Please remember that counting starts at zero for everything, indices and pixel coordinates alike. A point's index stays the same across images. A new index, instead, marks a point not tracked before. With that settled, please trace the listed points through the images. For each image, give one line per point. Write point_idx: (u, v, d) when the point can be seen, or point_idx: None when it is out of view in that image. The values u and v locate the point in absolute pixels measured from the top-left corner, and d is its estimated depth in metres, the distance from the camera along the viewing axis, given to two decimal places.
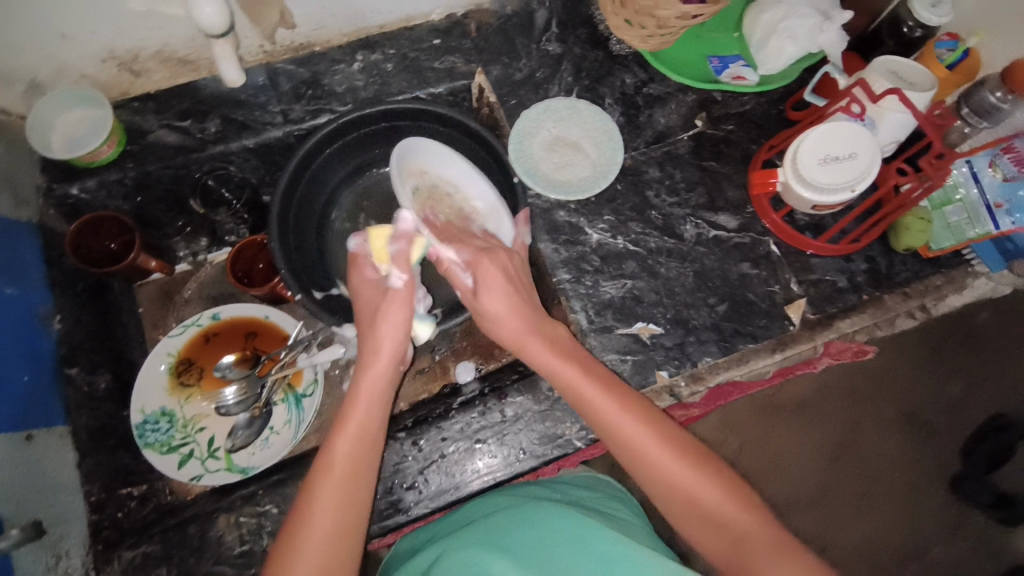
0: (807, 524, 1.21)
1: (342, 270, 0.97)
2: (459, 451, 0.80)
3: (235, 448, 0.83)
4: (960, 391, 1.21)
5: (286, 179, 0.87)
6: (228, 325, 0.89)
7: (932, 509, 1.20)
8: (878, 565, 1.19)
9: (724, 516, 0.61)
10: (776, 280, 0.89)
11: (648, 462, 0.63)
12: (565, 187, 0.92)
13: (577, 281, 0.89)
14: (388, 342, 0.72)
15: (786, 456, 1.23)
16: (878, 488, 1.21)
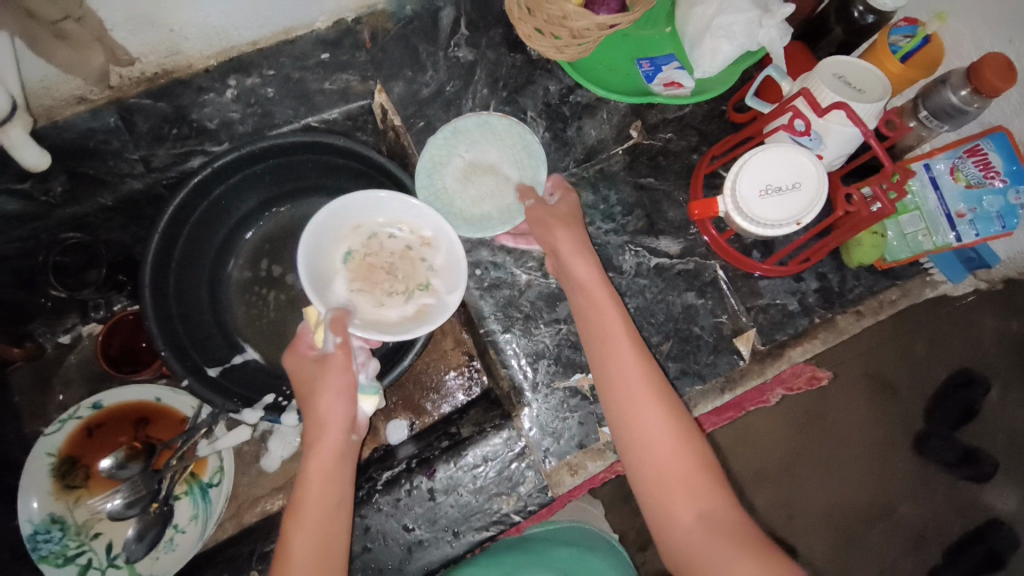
0: (767, 497, 1.09)
1: (246, 331, 0.86)
2: (385, 533, 0.72)
3: (138, 556, 0.75)
4: (926, 349, 1.03)
5: (154, 244, 0.72)
6: (113, 414, 0.79)
7: (903, 466, 1.05)
8: (849, 534, 1.07)
9: (703, 495, 0.59)
10: (723, 309, 0.81)
11: (641, 425, 0.62)
12: (483, 223, 0.79)
13: (507, 331, 0.77)
14: (331, 425, 0.63)
15: (757, 435, 1.09)
16: (848, 453, 1.07)
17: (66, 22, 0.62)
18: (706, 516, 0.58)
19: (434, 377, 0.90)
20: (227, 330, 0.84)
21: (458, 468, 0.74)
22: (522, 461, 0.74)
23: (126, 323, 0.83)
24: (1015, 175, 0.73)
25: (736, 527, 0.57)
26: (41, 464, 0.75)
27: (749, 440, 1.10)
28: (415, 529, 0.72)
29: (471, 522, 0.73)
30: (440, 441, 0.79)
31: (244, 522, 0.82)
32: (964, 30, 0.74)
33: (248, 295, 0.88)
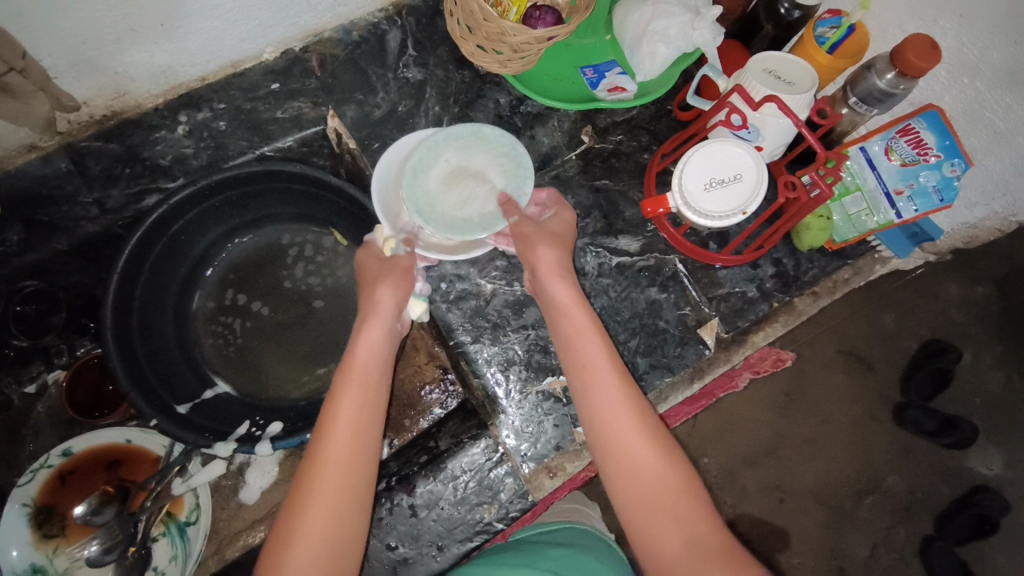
0: (757, 479, 1.10)
1: (216, 364, 0.85)
2: (372, 556, 0.72)
3: None
4: (894, 322, 1.09)
5: (113, 285, 0.72)
6: (85, 460, 0.78)
7: (883, 439, 1.09)
8: (840, 509, 1.09)
9: (689, 517, 0.55)
10: (687, 301, 0.83)
11: (619, 443, 0.58)
12: (464, 227, 0.74)
13: (478, 341, 0.78)
14: (383, 312, 0.65)
15: (743, 418, 1.11)
16: (831, 431, 1.10)
17: (10, 74, 0.61)
18: (689, 537, 0.54)
19: (411, 392, 0.91)
20: (196, 366, 0.83)
21: (438, 482, 0.74)
22: (500, 468, 0.75)
23: (91, 366, 0.84)
24: (949, 149, 0.75)
25: (720, 547, 0.53)
26: (17, 515, 0.74)
27: (734, 431, 1.11)
28: (399, 547, 0.72)
29: (454, 535, 0.73)
30: (420, 456, 0.80)
31: (228, 558, 0.80)
32: (888, 16, 0.78)
33: (214, 325, 0.87)
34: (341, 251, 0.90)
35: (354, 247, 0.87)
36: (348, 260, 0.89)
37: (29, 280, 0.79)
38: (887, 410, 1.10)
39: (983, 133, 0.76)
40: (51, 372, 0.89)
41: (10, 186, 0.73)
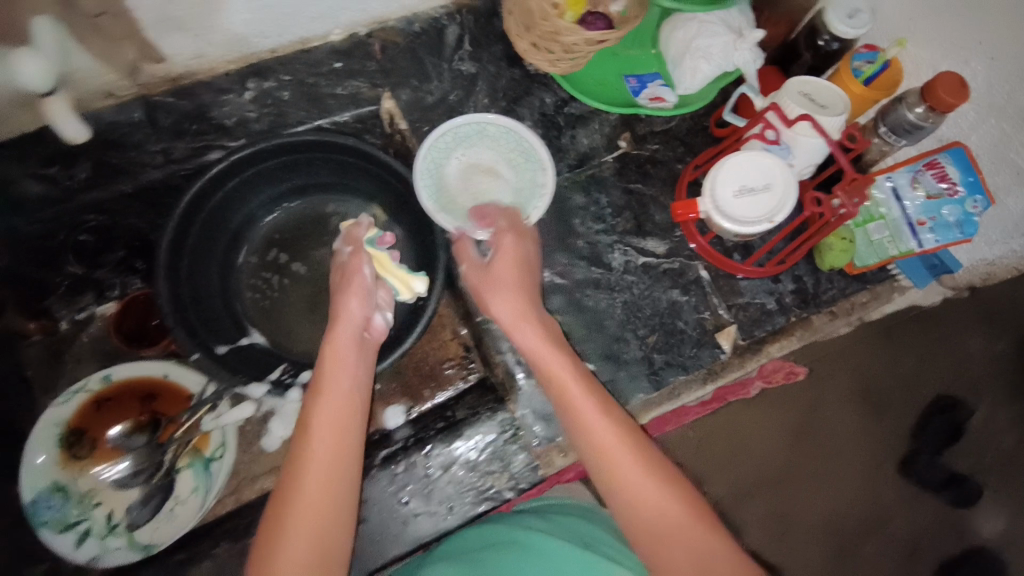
0: (758, 511, 1.06)
1: (254, 317, 0.89)
2: (381, 512, 0.73)
3: (138, 524, 0.77)
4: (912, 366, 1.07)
5: (172, 227, 0.76)
6: (122, 388, 0.81)
7: (890, 485, 1.05)
8: (839, 549, 1.04)
9: (700, 545, 0.54)
10: (706, 305, 0.83)
11: (618, 476, 0.58)
12: (485, 219, 0.81)
13: (501, 320, 0.81)
14: (343, 324, 0.68)
15: (749, 443, 1.07)
16: (837, 468, 1.06)
17: (102, 17, 0.68)
18: (701, 559, 0.53)
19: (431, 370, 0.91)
20: (229, 317, 0.87)
21: (454, 445, 0.76)
22: (512, 440, 0.77)
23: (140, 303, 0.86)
24: (972, 185, 0.78)
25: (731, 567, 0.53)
26: (50, 433, 0.77)
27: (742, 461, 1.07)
28: (409, 503, 0.74)
29: (464, 498, 0.75)
30: (436, 422, 0.82)
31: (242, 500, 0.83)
32: (922, 55, 0.82)
33: (256, 277, 0.92)
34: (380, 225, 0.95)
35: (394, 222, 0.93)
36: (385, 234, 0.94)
37: (91, 216, 0.82)
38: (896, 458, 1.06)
39: (1008, 173, 0.79)
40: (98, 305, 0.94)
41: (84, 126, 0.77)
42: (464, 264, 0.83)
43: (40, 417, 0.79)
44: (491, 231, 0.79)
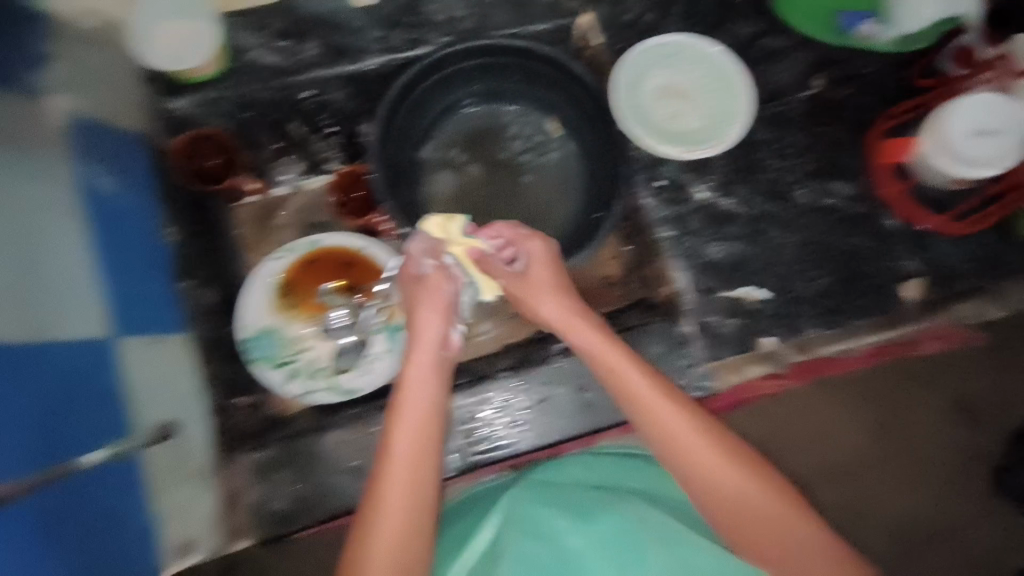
0: (847, 497, 0.86)
1: (437, 208, 0.94)
2: (560, 396, 0.82)
3: (339, 371, 0.83)
4: None
5: (385, 108, 0.83)
6: (326, 251, 0.87)
7: (965, 505, 0.85)
8: (894, 565, 0.84)
9: (792, 542, 0.57)
10: (891, 255, 0.83)
11: (708, 486, 0.59)
12: (679, 140, 0.83)
13: (679, 240, 0.83)
14: (424, 339, 0.67)
15: (829, 422, 0.86)
16: (913, 474, 0.86)
17: None
18: (796, 553, 0.56)
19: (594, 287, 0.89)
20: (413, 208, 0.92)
21: (629, 351, 0.83)
22: (685, 353, 0.80)
23: (351, 177, 0.88)
24: None
25: (830, 569, 0.55)
26: (265, 283, 0.86)
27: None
28: (586, 391, 0.83)
29: None
30: (606, 328, 0.87)
31: None
32: None
33: (432, 176, 0.95)
34: (553, 138, 0.96)
35: (574, 133, 0.94)
36: (556, 149, 0.96)
37: (307, 95, 0.85)
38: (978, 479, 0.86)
39: None
40: (305, 177, 0.90)
41: (313, 6, 0.82)
42: (644, 184, 0.84)
43: (257, 268, 0.87)
44: (683, 151, 0.80)
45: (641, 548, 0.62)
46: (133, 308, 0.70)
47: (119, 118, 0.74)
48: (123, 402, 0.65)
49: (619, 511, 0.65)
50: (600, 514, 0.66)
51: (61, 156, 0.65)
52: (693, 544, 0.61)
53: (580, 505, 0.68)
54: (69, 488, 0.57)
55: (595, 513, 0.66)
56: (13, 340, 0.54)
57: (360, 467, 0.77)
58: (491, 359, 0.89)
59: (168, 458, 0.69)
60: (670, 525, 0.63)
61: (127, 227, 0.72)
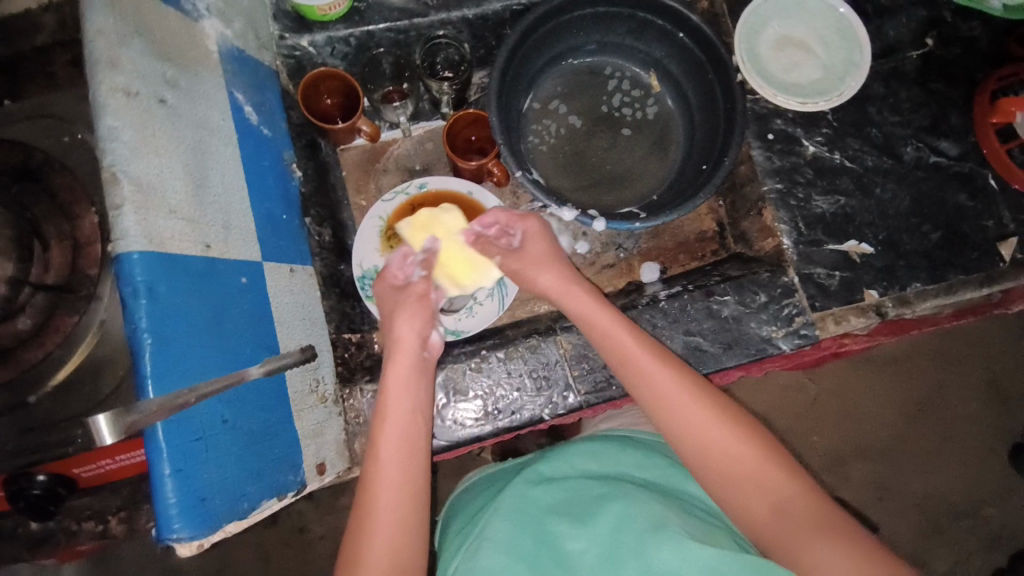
0: (813, 451, 1.35)
1: (542, 159, 1.02)
2: (669, 338, 0.84)
3: (444, 311, 0.88)
4: (924, 351, 1.39)
5: (507, 53, 0.86)
6: (435, 197, 0.94)
7: (886, 429, 1.36)
8: (840, 462, 1.35)
9: (779, 488, 0.59)
10: (991, 215, 0.89)
11: (706, 448, 0.62)
12: (798, 90, 0.92)
13: (788, 192, 0.89)
14: (404, 346, 0.70)
15: (795, 398, 1.37)
16: (850, 416, 1.36)
17: None
18: (778, 505, 0.58)
19: (687, 241, 1.03)
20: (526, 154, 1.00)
21: (739, 298, 0.85)
22: (790, 302, 0.85)
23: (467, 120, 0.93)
24: None
25: (809, 522, 0.56)
26: (375, 224, 0.91)
27: (855, 383, 1.38)
28: (696, 334, 0.84)
29: (745, 342, 0.84)
30: (712, 277, 0.91)
31: (518, 317, 0.96)
32: None
33: (538, 123, 1.03)
34: (652, 90, 1.04)
35: (678, 86, 1.01)
36: (655, 103, 1.04)
37: (440, 33, 0.89)
38: (897, 421, 1.36)
39: None
40: (412, 123, 0.99)
41: None
42: (757, 134, 0.91)
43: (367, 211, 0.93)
44: (803, 103, 0.90)
45: (636, 543, 0.58)
46: (277, 232, 0.75)
47: (259, 54, 0.80)
48: (272, 321, 0.68)
49: (614, 511, 0.62)
50: (597, 515, 0.63)
51: (215, 81, 0.69)
52: (675, 528, 0.58)
53: (571, 508, 0.65)
54: (240, 399, 0.59)
55: (591, 513, 0.63)
56: (188, 253, 0.57)
57: (479, 401, 0.81)
58: None
59: (308, 378, 0.72)
60: (660, 508, 0.61)
61: (270, 156, 0.78)
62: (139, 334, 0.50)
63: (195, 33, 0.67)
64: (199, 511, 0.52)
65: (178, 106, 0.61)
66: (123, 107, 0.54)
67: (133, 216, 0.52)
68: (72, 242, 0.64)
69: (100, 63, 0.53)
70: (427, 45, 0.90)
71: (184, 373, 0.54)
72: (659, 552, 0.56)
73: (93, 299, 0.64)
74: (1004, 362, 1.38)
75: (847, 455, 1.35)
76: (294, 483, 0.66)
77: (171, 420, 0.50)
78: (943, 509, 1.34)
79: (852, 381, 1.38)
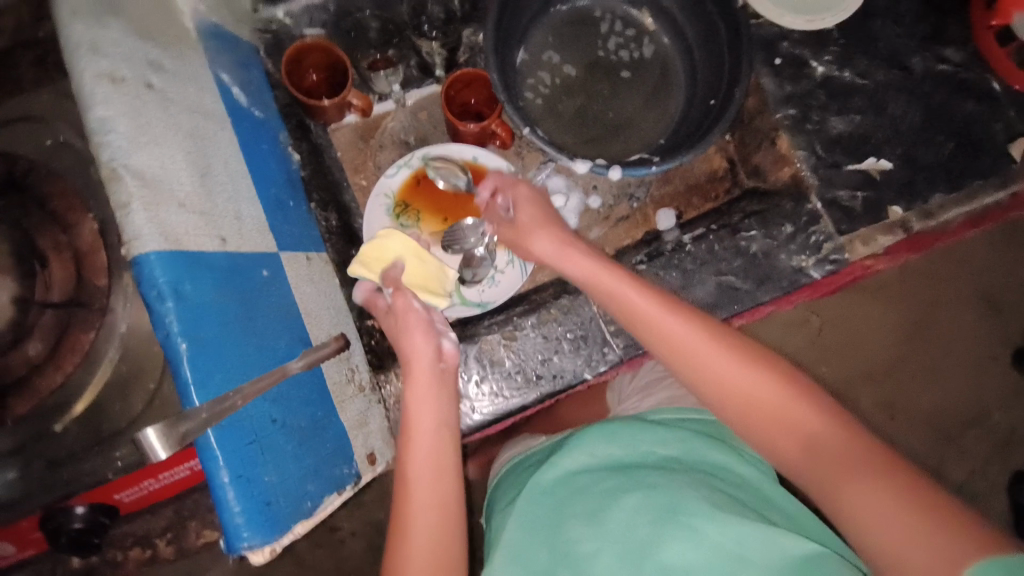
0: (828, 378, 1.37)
1: (540, 114, 0.97)
2: (704, 282, 0.83)
3: (467, 284, 0.85)
4: (926, 268, 1.40)
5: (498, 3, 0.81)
6: (439, 167, 0.91)
7: (895, 348, 1.38)
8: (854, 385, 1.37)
9: (799, 419, 0.54)
10: (1001, 118, 0.87)
11: (721, 385, 0.57)
12: (806, 8, 0.90)
13: (803, 117, 0.87)
14: (417, 360, 0.62)
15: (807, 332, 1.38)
16: (862, 344, 1.38)
17: None
18: (809, 441, 0.54)
19: (699, 184, 1.02)
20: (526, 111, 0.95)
21: (764, 232, 0.83)
22: (817, 229, 0.83)
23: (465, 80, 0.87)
24: None
25: (843, 457, 0.51)
26: (383, 203, 0.88)
27: (862, 308, 1.39)
28: (727, 274, 0.83)
29: (774, 277, 0.83)
30: (734, 215, 0.89)
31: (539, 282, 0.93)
32: None
33: (533, 76, 0.98)
34: (647, 29, 1.00)
35: (672, 20, 0.97)
36: (651, 42, 1.00)
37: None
38: (905, 343, 1.39)
39: None
40: (407, 91, 0.95)
41: None
42: (764, 62, 0.89)
43: (372, 190, 0.90)
44: (810, 21, 0.88)
45: (649, 543, 0.54)
46: (287, 218, 0.71)
47: (236, 30, 0.75)
48: (301, 313, 0.64)
49: (630, 500, 0.58)
50: (607, 507, 0.59)
51: (199, 61, 0.64)
52: (694, 514, 0.55)
53: (584, 498, 0.61)
54: (285, 395, 0.57)
55: (605, 509, 0.59)
56: (207, 248, 0.53)
57: (518, 370, 0.78)
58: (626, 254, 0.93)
59: (344, 367, 0.69)
60: (676, 499, 0.57)
61: (267, 138, 0.73)
62: (172, 340, 0.47)
63: (168, 10, 0.62)
64: (265, 516, 0.50)
65: (165, 91, 0.56)
66: (113, 95, 0.49)
67: (142, 213, 0.47)
68: (72, 253, 0.61)
69: (79, 48, 0.49)
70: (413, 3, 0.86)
71: (225, 375, 0.50)
72: (674, 542, 0.54)
73: (107, 311, 0.61)
74: (1000, 273, 1.40)
75: (855, 381, 1.37)
76: (351, 475, 0.65)
77: (220, 426, 0.48)
78: (956, 422, 1.37)
79: (860, 309, 1.39)
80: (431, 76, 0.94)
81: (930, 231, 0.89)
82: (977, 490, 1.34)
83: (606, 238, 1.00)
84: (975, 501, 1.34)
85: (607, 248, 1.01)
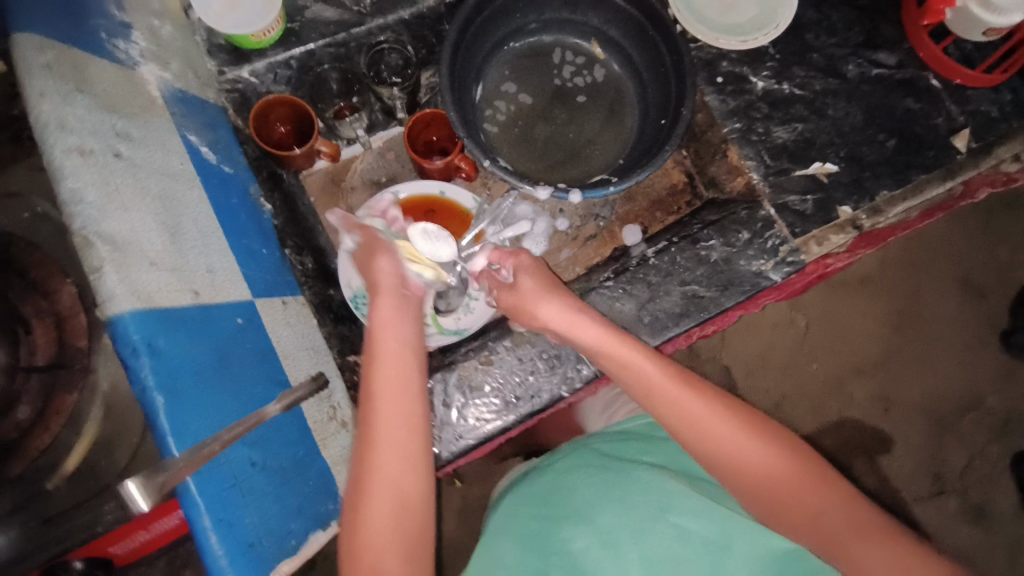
0: (813, 375, 1.39)
1: (502, 145, 1.02)
2: (671, 292, 0.86)
3: (443, 312, 0.87)
4: (899, 255, 1.44)
5: (450, 49, 0.85)
6: (408, 202, 0.94)
7: (876, 338, 1.41)
8: (841, 380, 1.39)
9: (812, 493, 0.55)
10: (939, 112, 0.92)
11: (711, 443, 0.58)
12: (735, 32, 0.95)
13: (749, 129, 0.91)
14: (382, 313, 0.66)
15: (787, 330, 1.40)
16: (845, 338, 1.41)
17: None
18: (810, 508, 0.55)
19: (662, 199, 1.06)
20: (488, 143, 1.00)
21: (724, 240, 0.87)
22: (773, 233, 0.87)
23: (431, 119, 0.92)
24: None
25: (845, 526, 0.53)
26: None
27: (840, 304, 1.42)
28: (692, 284, 0.86)
29: (737, 284, 0.86)
30: (695, 225, 0.93)
31: None
32: None
33: (492, 109, 1.03)
34: (598, 55, 1.05)
35: (619, 48, 1.02)
36: (602, 67, 1.05)
37: (383, 37, 0.89)
38: (885, 331, 1.41)
39: None
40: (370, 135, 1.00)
41: None
42: (707, 81, 0.94)
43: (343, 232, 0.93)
44: (744, 41, 0.93)
45: (638, 533, 0.59)
46: (260, 266, 0.74)
47: (203, 93, 0.79)
48: (278, 356, 0.67)
49: (620, 493, 0.63)
50: (596, 503, 0.63)
51: (166, 126, 0.68)
52: (682, 514, 0.60)
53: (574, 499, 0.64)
54: (265, 438, 0.59)
55: (596, 510, 0.62)
56: (179, 303, 0.56)
57: (496, 393, 0.80)
58: (594, 273, 0.97)
59: (325, 406, 0.71)
60: (666, 494, 0.62)
61: (237, 192, 0.77)
62: (148, 393, 0.49)
63: (134, 82, 0.66)
64: (249, 557, 0.52)
65: (133, 157, 0.59)
66: (82, 167, 0.53)
67: (115, 275, 0.50)
68: (54, 317, 0.65)
69: (49, 126, 0.52)
70: (371, 54, 0.89)
71: (203, 423, 0.52)
72: (660, 539, 0.59)
73: (88, 372, 0.66)
74: (972, 257, 1.44)
75: (841, 378, 1.39)
76: (334, 511, 0.67)
77: (200, 473, 0.50)
78: (946, 408, 1.39)
79: (838, 303, 1.42)
80: (395, 119, 0.99)
81: (886, 224, 0.92)
82: (974, 475, 1.36)
83: (577, 258, 1.05)
84: (973, 486, 1.36)
85: (578, 267, 1.05)
